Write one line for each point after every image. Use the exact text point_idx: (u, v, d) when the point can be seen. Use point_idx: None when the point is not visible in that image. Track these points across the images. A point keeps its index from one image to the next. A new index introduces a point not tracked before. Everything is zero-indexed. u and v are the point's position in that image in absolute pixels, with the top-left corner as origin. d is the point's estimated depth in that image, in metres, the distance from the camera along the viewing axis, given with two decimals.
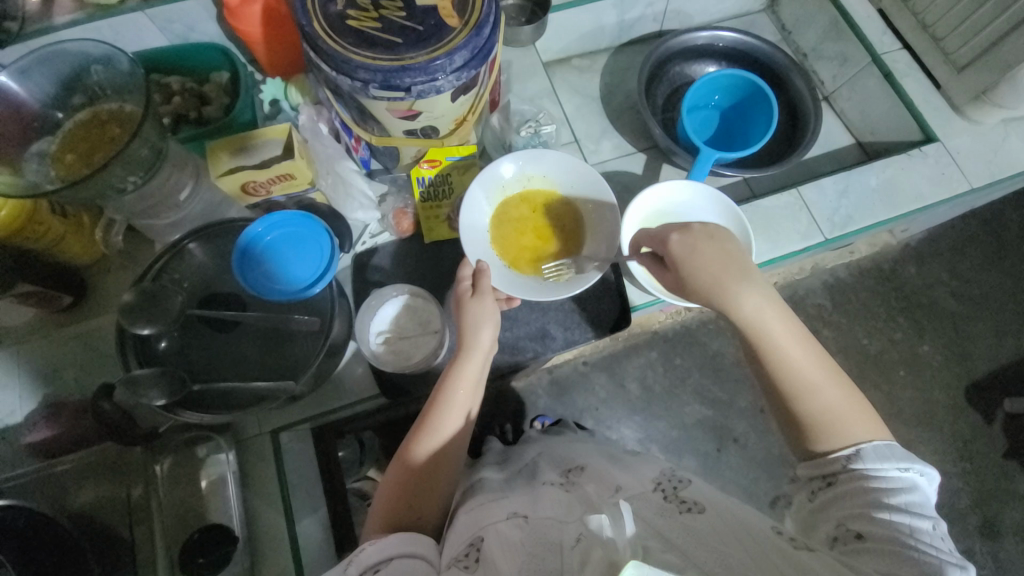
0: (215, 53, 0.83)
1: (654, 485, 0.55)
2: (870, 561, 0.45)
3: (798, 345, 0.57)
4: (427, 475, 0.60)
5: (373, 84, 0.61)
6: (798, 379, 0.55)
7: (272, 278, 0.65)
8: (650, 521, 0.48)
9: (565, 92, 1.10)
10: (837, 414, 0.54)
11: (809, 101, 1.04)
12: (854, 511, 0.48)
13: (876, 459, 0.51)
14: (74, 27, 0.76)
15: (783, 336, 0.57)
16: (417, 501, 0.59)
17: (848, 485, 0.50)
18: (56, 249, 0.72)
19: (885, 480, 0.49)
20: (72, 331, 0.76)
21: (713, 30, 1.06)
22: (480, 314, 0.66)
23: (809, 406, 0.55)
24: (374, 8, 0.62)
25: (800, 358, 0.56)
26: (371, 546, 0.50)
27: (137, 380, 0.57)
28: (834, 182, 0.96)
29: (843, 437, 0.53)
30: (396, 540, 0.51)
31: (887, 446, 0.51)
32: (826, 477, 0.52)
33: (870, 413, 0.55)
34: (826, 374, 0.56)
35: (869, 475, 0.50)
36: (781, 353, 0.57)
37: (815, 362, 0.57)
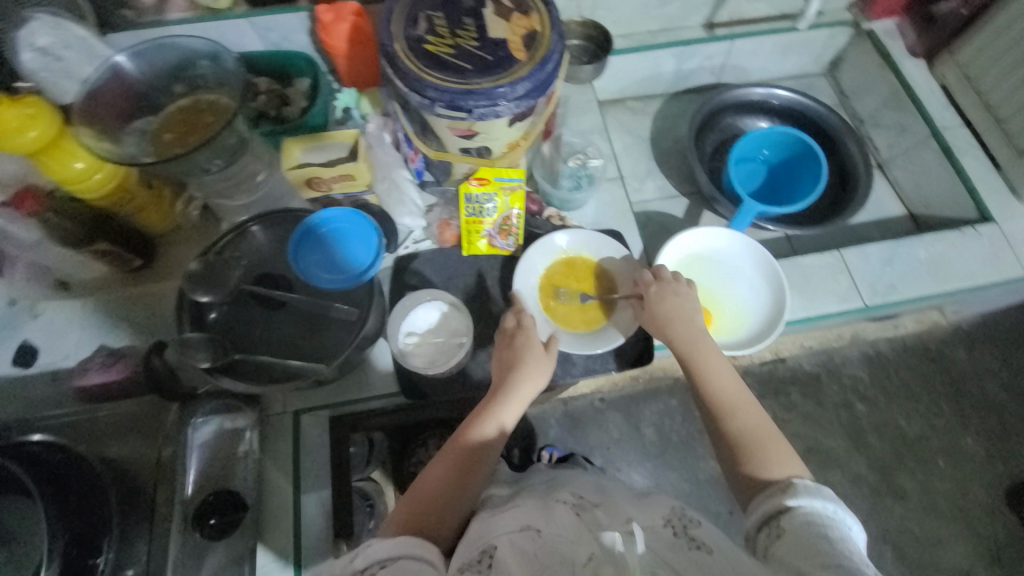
0: (300, 61, 0.92)
1: (664, 520, 0.55)
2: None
3: (728, 377, 0.67)
4: (456, 482, 0.62)
5: (439, 103, 0.66)
6: (726, 403, 0.65)
7: (321, 266, 0.70)
8: (658, 551, 0.49)
9: (615, 130, 1.14)
10: (762, 440, 0.62)
11: (861, 165, 1.04)
12: (808, 557, 0.48)
13: (804, 494, 0.54)
14: (184, 24, 0.86)
15: (716, 368, 0.67)
16: (442, 507, 0.60)
17: (791, 528, 0.51)
18: (138, 217, 0.80)
19: (823, 523, 0.51)
20: (138, 291, 0.83)
21: (769, 88, 1.09)
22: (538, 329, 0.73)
23: (737, 431, 0.63)
24: (450, 36, 0.68)
25: (730, 387, 0.66)
26: (392, 538, 0.53)
27: (188, 341, 0.63)
28: (878, 250, 0.94)
29: (776, 471, 0.59)
30: (412, 543, 0.52)
31: (815, 485, 0.55)
32: (770, 527, 0.53)
33: (789, 449, 0.61)
34: (751, 408, 0.65)
35: (806, 516, 0.52)
36: (709, 379, 0.67)
37: (744, 397, 0.65)
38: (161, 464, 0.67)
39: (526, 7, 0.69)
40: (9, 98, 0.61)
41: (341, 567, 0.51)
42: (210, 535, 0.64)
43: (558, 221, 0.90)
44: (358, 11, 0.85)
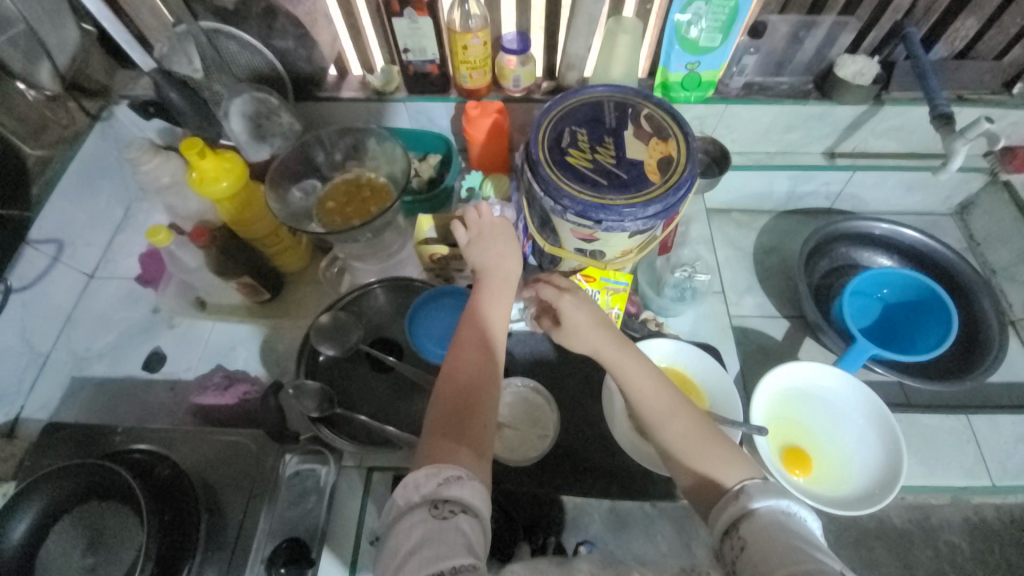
0: (437, 141, 1.04)
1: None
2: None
3: (646, 376, 0.64)
4: (475, 403, 0.58)
5: (570, 211, 0.70)
6: (653, 411, 0.62)
7: (436, 340, 0.73)
8: None
9: (718, 239, 1.14)
10: (707, 443, 0.60)
11: (995, 324, 0.95)
12: (779, 569, 0.46)
13: (758, 493, 0.53)
14: (353, 102, 1.00)
15: (634, 373, 0.64)
16: (474, 426, 0.56)
17: (752, 535, 0.50)
18: (276, 256, 0.91)
19: (778, 522, 0.50)
20: (258, 324, 0.92)
21: (895, 225, 1.05)
22: (500, 250, 0.70)
23: (681, 445, 0.60)
24: (590, 151, 0.73)
25: (649, 389, 0.63)
26: (455, 475, 0.50)
27: (304, 389, 0.68)
28: (1011, 422, 0.86)
29: (730, 476, 0.57)
30: (473, 480, 0.50)
31: (763, 481, 0.55)
32: (732, 535, 0.52)
33: (733, 447, 0.61)
34: (680, 406, 0.63)
35: (761, 517, 0.51)
36: (632, 386, 0.64)
37: (668, 394, 0.63)
38: (255, 489, 0.71)
39: (665, 134, 0.74)
40: (216, 154, 0.78)
41: (420, 487, 0.50)
42: None
43: (654, 326, 0.89)
44: (500, 110, 0.94)
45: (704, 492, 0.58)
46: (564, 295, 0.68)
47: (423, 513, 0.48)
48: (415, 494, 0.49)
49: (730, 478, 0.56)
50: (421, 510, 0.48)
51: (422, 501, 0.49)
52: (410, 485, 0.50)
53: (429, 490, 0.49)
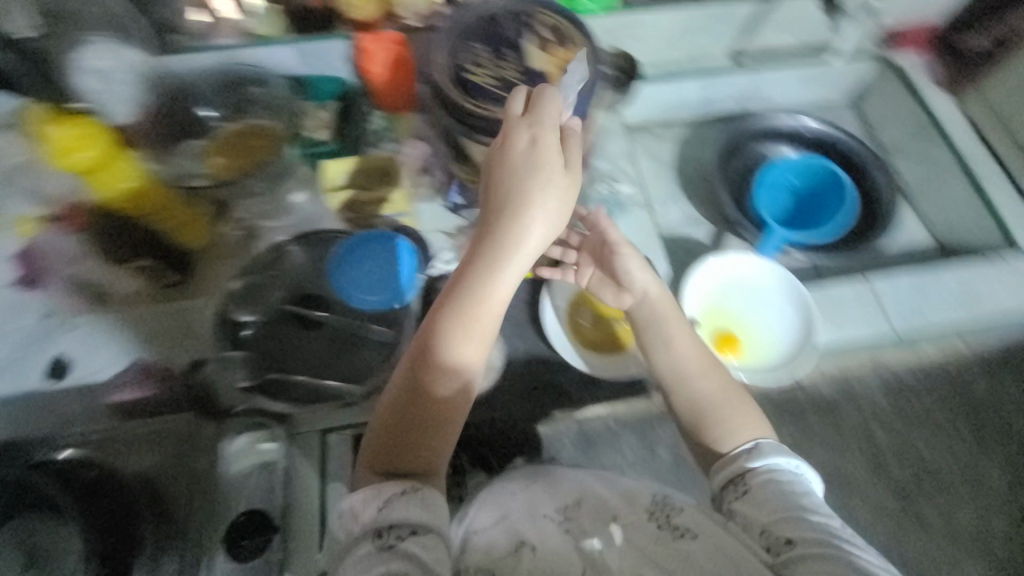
0: (337, 85, 0.93)
1: (649, 512, 0.65)
2: (802, 565, 0.54)
3: (691, 346, 0.73)
4: (437, 413, 0.59)
5: (481, 133, 0.68)
6: (672, 371, 0.72)
7: (359, 284, 0.71)
8: (645, 549, 0.61)
9: (640, 155, 1.15)
10: (715, 404, 0.69)
11: (886, 197, 1.05)
12: (785, 519, 0.58)
13: (771, 452, 0.64)
14: (228, 48, 0.87)
15: (678, 340, 0.73)
16: (434, 436, 0.59)
17: (755, 485, 0.62)
18: (173, 231, 0.80)
19: (784, 478, 0.62)
20: (165, 308, 0.82)
21: (797, 117, 1.11)
22: (539, 203, 0.57)
23: (688, 399, 0.71)
24: (493, 68, 0.70)
25: (685, 355, 0.72)
26: (409, 496, 0.54)
27: (230, 357, 0.67)
28: (909, 280, 0.96)
29: (737, 437, 0.67)
30: (430, 502, 0.55)
31: (776, 445, 0.65)
32: (738, 486, 0.63)
33: (757, 414, 0.70)
34: (700, 369, 0.72)
35: (766, 471, 0.63)
36: (665, 351, 0.73)
37: (703, 360, 0.72)
38: (196, 474, 0.69)
39: (566, 41, 0.71)
40: (70, 117, 0.69)
41: (360, 518, 0.54)
42: (241, 556, 0.62)
43: None
44: (398, 40, 0.86)
45: (699, 433, 0.69)
46: (624, 247, 0.75)
47: (369, 545, 0.52)
48: (357, 525, 0.54)
49: (739, 441, 0.67)
50: (367, 541, 0.52)
51: (365, 532, 0.53)
52: (352, 515, 0.55)
53: (370, 520, 0.54)
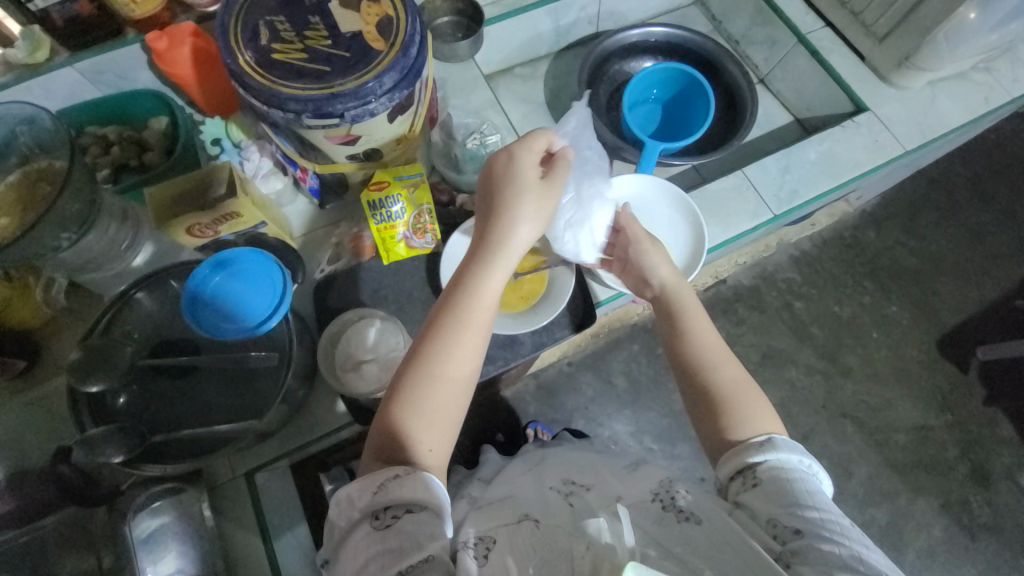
0: (149, 99, 0.83)
1: (651, 496, 0.57)
2: (812, 557, 0.47)
3: (712, 336, 0.67)
4: (438, 402, 0.56)
5: (305, 115, 0.62)
6: (698, 356, 0.65)
7: (228, 317, 0.65)
8: (646, 528, 0.52)
9: (509, 102, 1.12)
10: (731, 392, 0.62)
11: (745, 86, 1.08)
12: (787, 510, 0.50)
13: (784, 449, 0.55)
14: (1, 92, 0.74)
15: (699, 323, 0.68)
16: (432, 425, 0.55)
17: (762, 477, 0.54)
18: (3, 313, 0.71)
19: (791, 470, 0.53)
20: (23, 399, 0.73)
21: (643, 27, 1.10)
22: (522, 205, 0.63)
23: (704, 377, 0.63)
24: (298, 39, 0.62)
25: (706, 341, 0.66)
26: (405, 478, 0.49)
27: (92, 439, 0.57)
28: (775, 160, 0.99)
29: (752, 430, 0.58)
30: (428, 483, 0.49)
31: (794, 445, 0.56)
32: (745, 476, 0.55)
33: (769, 407, 0.61)
34: (727, 359, 0.65)
35: (776, 463, 0.54)
36: (685, 336, 0.67)
37: (720, 349, 0.66)
38: (104, 574, 0.63)
39: None
40: None
41: (357, 503, 0.49)
42: None
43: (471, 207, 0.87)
44: (196, 31, 0.77)
45: (714, 425, 0.60)
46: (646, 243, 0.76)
47: (366, 527, 0.47)
48: (354, 510, 0.49)
49: (752, 434, 0.58)
50: (364, 523, 0.48)
51: (363, 515, 0.48)
52: (347, 501, 0.50)
53: (366, 504, 0.49)
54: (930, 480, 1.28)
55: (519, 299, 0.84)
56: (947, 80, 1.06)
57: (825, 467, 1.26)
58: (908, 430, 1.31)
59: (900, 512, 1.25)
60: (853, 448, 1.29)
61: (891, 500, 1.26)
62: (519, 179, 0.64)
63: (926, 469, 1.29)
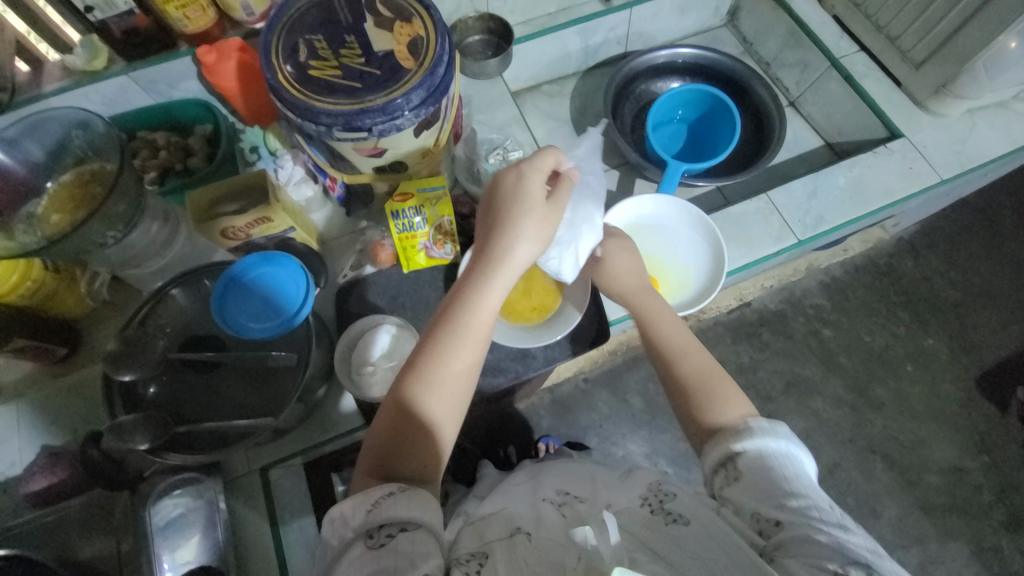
0: (198, 107, 0.89)
1: (640, 500, 0.56)
2: (795, 551, 0.46)
3: (681, 333, 0.69)
4: (432, 418, 0.57)
5: (336, 128, 0.65)
6: (669, 348, 0.68)
7: (257, 317, 0.68)
8: (636, 534, 0.51)
9: (536, 118, 1.14)
10: (705, 377, 0.64)
11: (773, 108, 1.07)
12: (768, 502, 0.51)
13: (761, 434, 0.55)
14: (63, 93, 0.80)
15: (664, 319, 0.71)
16: (431, 437, 0.56)
17: (742, 469, 0.54)
18: (50, 304, 0.76)
19: (772, 459, 0.54)
20: (64, 383, 0.78)
21: (672, 48, 1.10)
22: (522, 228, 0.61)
23: (679, 369, 0.66)
24: (333, 57, 0.66)
25: (676, 337, 0.69)
26: (398, 497, 0.50)
27: (122, 426, 0.60)
28: (802, 184, 0.98)
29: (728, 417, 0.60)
30: (420, 504, 0.50)
31: (771, 425, 0.56)
32: (726, 469, 0.56)
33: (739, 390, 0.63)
34: (696, 346, 0.68)
35: (757, 452, 0.55)
36: (657, 332, 0.70)
37: (690, 341, 0.68)
38: (123, 557, 0.68)
39: (406, 12, 0.67)
40: None
41: (351, 521, 0.50)
42: None
43: None
44: (243, 47, 0.82)
45: (693, 409, 0.62)
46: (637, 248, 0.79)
47: (361, 546, 0.48)
48: (348, 530, 0.50)
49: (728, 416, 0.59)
50: (358, 543, 0.48)
51: (358, 535, 0.49)
52: (341, 520, 0.51)
53: (360, 522, 0.50)
54: (964, 526, 1.21)
55: (530, 313, 0.85)
56: (989, 108, 1.02)
57: (849, 504, 1.21)
58: (943, 471, 1.24)
59: (930, 558, 1.18)
60: (881, 485, 1.23)
61: (920, 545, 1.19)
62: (521, 198, 0.62)
63: (961, 514, 1.22)
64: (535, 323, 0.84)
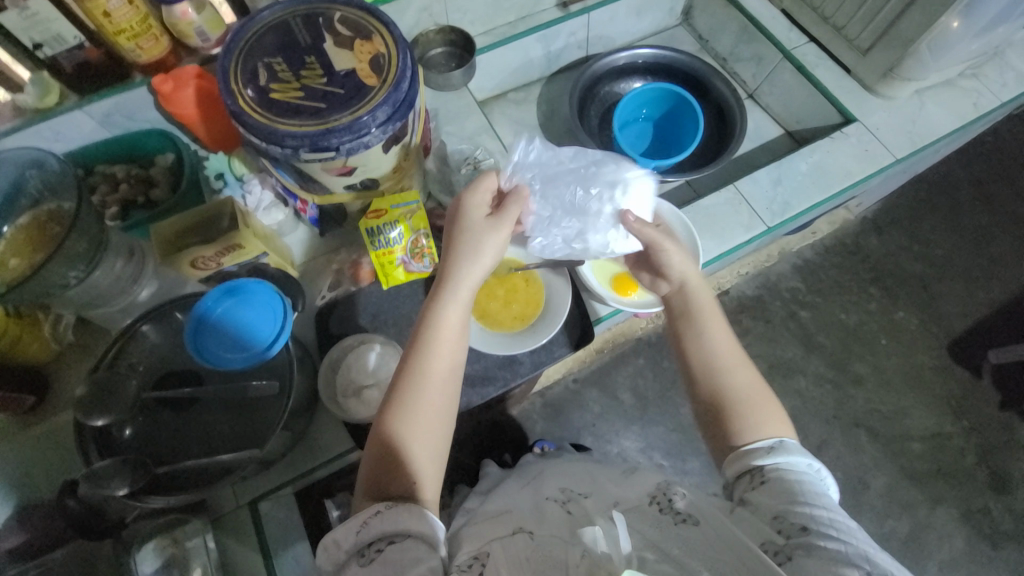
0: (156, 137, 0.87)
1: (649, 498, 0.57)
2: (815, 552, 0.46)
3: (725, 344, 0.68)
4: (416, 434, 0.57)
5: (303, 149, 0.64)
6: (713, 361, 0.66)
7: (234, 346, 0.66)
8: (646, 534, 0.51)
9: (504, 126, 1.15)
10: (744, 396, 0.63)
11: (733, 101, 1.10)
12: (791, 506, 0.51)
13: (793, 451, 0.57)
14: (13, 133, 0.77)
15: (711, 327, 0.69)
16: (421, 451, 0.57)
17: (770, 479, 0.55)
18: (12, 352, 0.72)
19: (799, 474, 0.55)
20: (33, 433, 0.74)
21: (631, 49, 1.13)
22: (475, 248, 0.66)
23: (718, 382, 0.65)
24: (295, 79, 0.65)
25: (722, 349, 0.67)
26: (386, 512, 0.51)
27: (99, 473, 0.58)
28: (766, 173, 1.01)
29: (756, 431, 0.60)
30: (408, 513, 0.51)
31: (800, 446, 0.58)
32: (753, 477, 0.57)
33: (781, 412, 0.63)
34: (738, 361, 0.67)
35: (784, 466, 0.56)
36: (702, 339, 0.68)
37: (732, 355, 0.67)
38: None
39: (366, 31, 0.67)
40: None
41: (343, 543, 0.51)
42: None
43: None
44: (200, 73, 0.80)
45: (722, 430, 0.62)
46: (667, 243, 0.73)
47: (356, 565, 0.49)
48: (340, 552, 0.51)
49: (758, 439, 0.59)
50: (353, 562, 0.50)
51: (351, 555, 0.50)
52: (334, 545, 0.51)
53: (353, 543, 0.51)
54: (950, 489, 1.25)
55: (511, 320, 0.85)
56: (933, 87, 1.07)
57: (839, 480, 1.24)
58: (925, 439, 1.28)
59: (920, 524, 1.22)
60: (868, 458, 1.26)
61: (910, 512, 1.23)
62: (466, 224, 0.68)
63: (946, 478, 1.26)
64: (517, 329, 0.85)
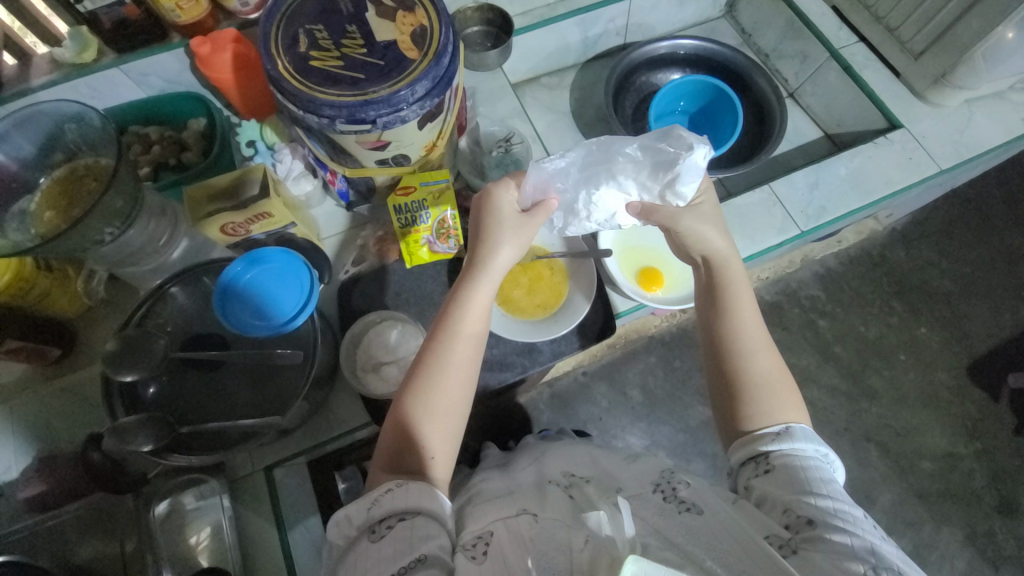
0: (190, 101, 0.86)
1: (652, 486, 0.56)
2: (823, 546, 0.47)
3: (753, 323, 0.65)
4: (436, 416, 0.57)
5: (339, 120, 0.63)
6: (737, 339, 0.63)
7: (257, 314, 0.67)
8: (649, 520, 0.51)
9: (535, 110, 1.13)
10: (766, 379, 0.61)
11: (773, 98, 1.07)
12: (801, 500, 0.51)
13: (804, 439, 0.56)
14: (52, 88, 0.78)
15: (741, 305, 0.65)
16: (438, 432, 0.57)
17: (779, 466, 0.55)
18: (42, 304, 0.74)
19: (808, 459, 0.55)
20: (58, 384, 0.76)
21: (673, 39, 1.09)
22: (506, 230, 0.65)
23: (740, 362, 0.62)
24: (335, 47, 0.64)
25: (748, 327, 0.64)
26: (398, 490, 0.51)
27: (123, 428, 0.59)
28: (804, 174, 0.98)
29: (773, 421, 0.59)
30: (422, 492, 0.52)
31: (810, 431, 0.58)
32: (760, 463, 0.56)
33: (798, 398, 0.61)
34: (762, 343, 0.64)
35: (795, 452, 0.55)
36: (731, 317, 0.65)
37: (758, 335, 0.64)
38: (127, 559, 0.67)
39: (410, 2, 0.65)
40: None
41: (355, 520, 0.51)
42: None
43: None
44: (238, 38, 0.80)
45: (735, 413, 0.61)
46: (685, 223, 0.66)
47: (366, 541, 0.49)
48: (352, 527, 0.51)
49: (767, 424, 0.59)
50: (363, 538, 0.50)
51: (362, 532, 0.50)
52: (346, 519, 0.52)
53: (363, 519, 0.51)
54: (956, 511, 1.23)
55: (532, 308, 0.84)
56: (985, 98, 1.03)
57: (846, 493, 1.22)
58: (935, 459, 1.26)
59: (924, 543, 1.20)
60: (876, 473, 1.24)
61: (914, 530, 1.21)
62: (499, 206, 0.66)
63: (953, 500, 1.24)
64: (539, 318, 0.84)
